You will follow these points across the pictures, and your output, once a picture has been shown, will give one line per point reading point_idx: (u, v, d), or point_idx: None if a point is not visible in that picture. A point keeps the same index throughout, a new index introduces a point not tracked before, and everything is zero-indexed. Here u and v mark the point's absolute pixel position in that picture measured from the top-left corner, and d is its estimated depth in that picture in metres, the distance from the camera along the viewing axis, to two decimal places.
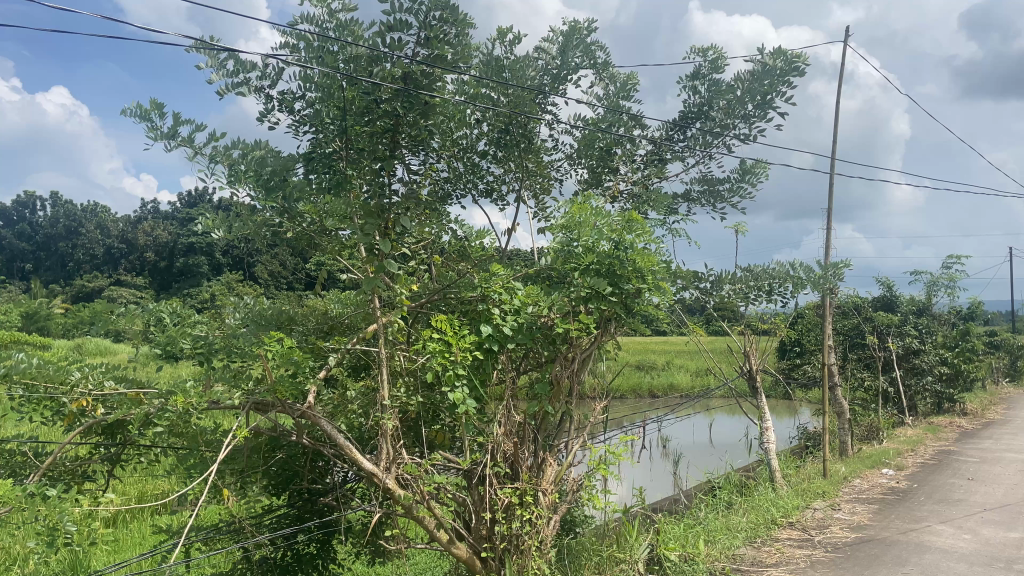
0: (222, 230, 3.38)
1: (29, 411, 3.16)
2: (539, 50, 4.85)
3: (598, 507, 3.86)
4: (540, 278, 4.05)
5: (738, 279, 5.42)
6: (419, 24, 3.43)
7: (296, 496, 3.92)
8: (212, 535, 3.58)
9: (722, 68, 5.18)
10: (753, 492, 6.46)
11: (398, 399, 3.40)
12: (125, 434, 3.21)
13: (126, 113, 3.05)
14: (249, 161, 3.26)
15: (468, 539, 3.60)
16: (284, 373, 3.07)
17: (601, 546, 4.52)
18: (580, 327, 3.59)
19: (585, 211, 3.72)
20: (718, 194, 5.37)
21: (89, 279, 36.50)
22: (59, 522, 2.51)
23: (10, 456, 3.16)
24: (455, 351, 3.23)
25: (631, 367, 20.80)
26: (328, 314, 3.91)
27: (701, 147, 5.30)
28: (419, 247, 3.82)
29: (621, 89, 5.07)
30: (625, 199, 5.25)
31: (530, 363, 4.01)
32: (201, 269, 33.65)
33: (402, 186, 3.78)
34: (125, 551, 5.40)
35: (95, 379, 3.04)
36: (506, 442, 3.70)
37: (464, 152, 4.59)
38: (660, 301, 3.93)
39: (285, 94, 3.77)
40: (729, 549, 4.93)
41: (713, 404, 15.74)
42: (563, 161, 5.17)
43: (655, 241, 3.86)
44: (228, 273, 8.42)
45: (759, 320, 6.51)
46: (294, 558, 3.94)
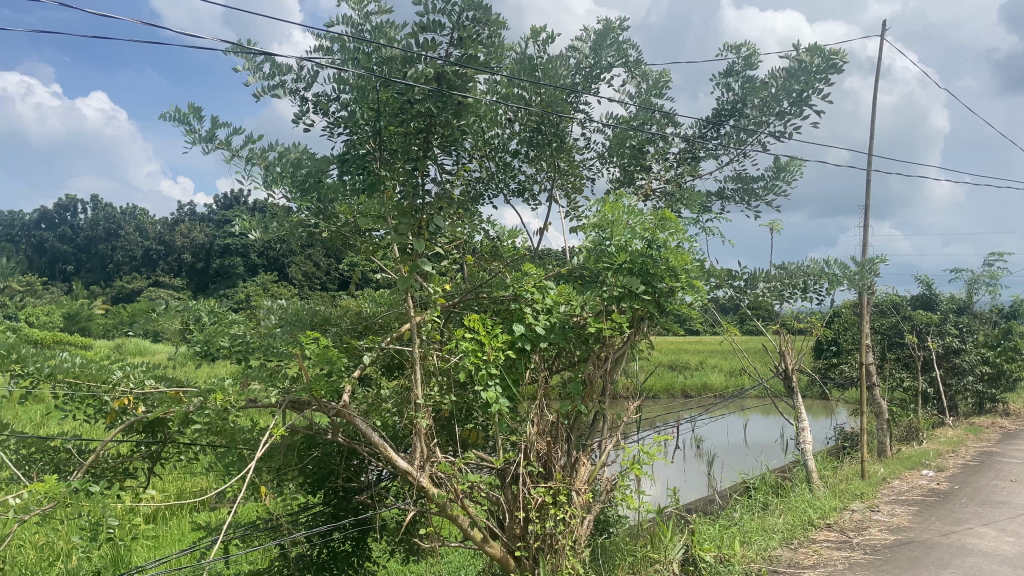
0: (258, 231, 3.43)
1: (72, 409, 3.25)
2: (571, 48, 4.84)
3: (633, 507, 3.83)
4: (572, 278, 4.04)
5: (773, 277, 5.35)
6: (453, 24, 3.44)
7: (331, 494, 3.96)
8: (251, 531, 3.65)
9: (756, 65, 5.12)
10: (789, 493, 6.38)
11: (432, 398, 3.44)
12: (165, 431, 3.30)
13: (165, 116, 3.12)
14: (285, 163, 3.38)
15: (502, 537, 3.62)
16: (320, 372, 3.11)
17: (635, 546, 4.50)
18: (613, 327, 3.57)
19: (618, 209, 3.70)
20: (752, 192, 5.31)
21: (129, 279, 37.26)
22: (102, 517, 2.57)
23: (54, 453, 3.26)
24: (488, 350, 3.23)
25: (664, 367, 20.67)
26: (362, 314, 3.92)
27: (736, 145, 5.24)
28: (452, 246, 3.89)
29: (653, 86, 5.02)
30: (658, 197, 5.22)
31: (563, 363, 4.02)
32: (237, 270, 34.12)
33: (435, 186, 3.79)
34: (166, 546, 5.52)
35: (136, 378, 3.11)
36: (540, 442, 3.70)
37: (496, 152, 4.60)
38: (694, 300, 3.90)
39: (319, 97, 3.80)
40: (765, 551, 4.89)
41: (747, 404, 15.59)
42: (595, 160, 5.14)
43: (689, 241, 3.84)
44: (261, 276, 8.75)
45: (794, 319, 6.44)
46: (329, 556, 3.98)
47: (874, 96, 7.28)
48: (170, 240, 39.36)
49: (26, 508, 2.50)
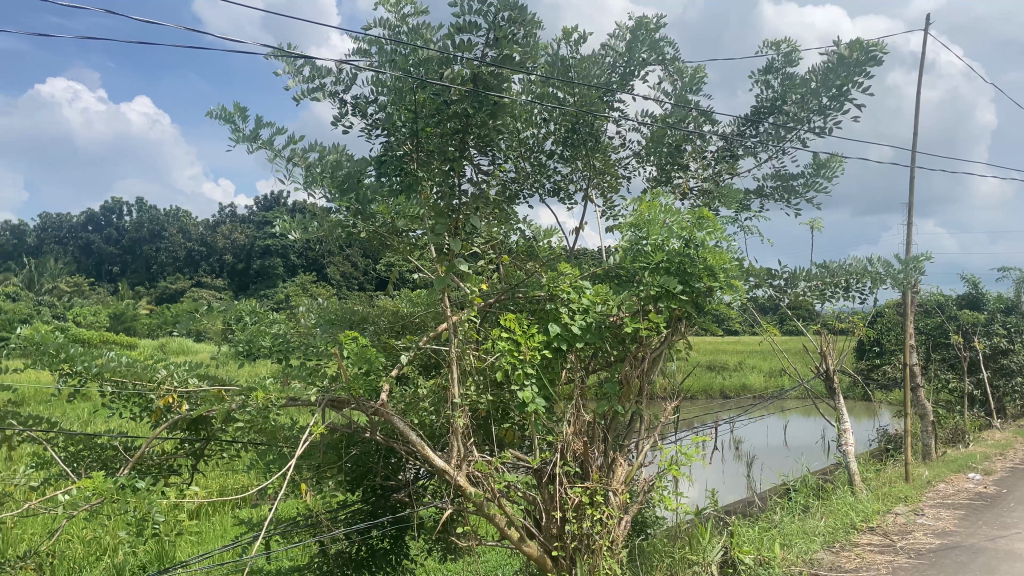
0: (298, 232, 3.47)
1: (119, 406, 3.32)
2: (607, 46, 4.81)
3: (670, 509, 3.80)
4: (608, 278, 4.02)
5: (814, 276, 5.25)
6: (489, 24, 3.45)
7: (369, 492, 3.99)
8: (292, 528, 3.71)
9: (796, 61, 5.05)
10: (831, 495, 6.28)
11: (469, 397, 3.46)
12: (208, 429, 3.34)
13: (209, 117, 3.17)
14: (324, 164, 3.40)
15: (539, 537, 3.62)
16: (358, 371, 3.14)
17: (673, 547, 4.47)
18: (650, 327, 3.55)
19: (654, 208, 3.68)
20: (792, 189, 5.23)
21: (172, 280, 38.11)
22: (148, 512, 2.64)
23: (102, 450, 3.33)
24: (524, 349, 3.24)
25: (702, 366, 20.46)
26: (399, 314, 3.96)
27: (775, 142, 5.16)
28: (488, 246, 3.90)
29: (690, 83, 4.96)
30: (696, 196, 5.16)
31: (599, 363, 3.99)
32: (277, 271, 34.63)
33: (471, 186, 3.80)
34: (209, 542, 5.62)
35: (180, 377, 3.17)
36: (576, 442, 3.70)
37: (532, 152, 4.59)
38: (732, 300, 3.86)
39: (358, 99, 3.84)
40: (806, 554, 4.81)
41: (787, 404, 15.38)
42: (632, 159, 5.09)
43: (727, 240, 3.80)
44: (300, 276, 8.97)
45: (836, 318, 6.32)
46: (368, 553, 4.02)
47: (918, 91, 7.10)
48: (211, 241, 40.07)
49: (76, 503, 2.57)
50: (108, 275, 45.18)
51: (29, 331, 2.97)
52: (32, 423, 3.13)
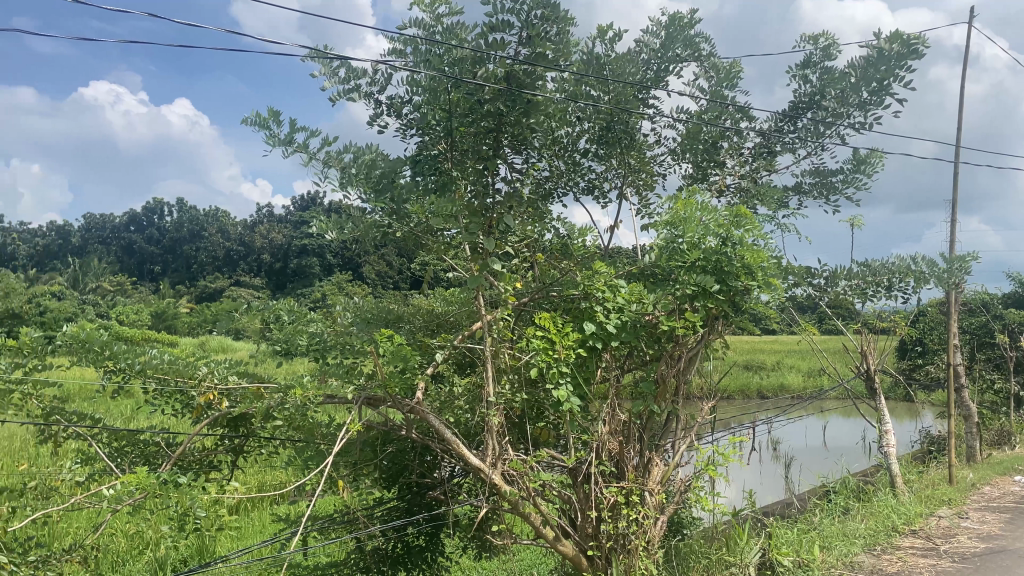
0: (334, 232, 3.51)
1: (161, 403, 3.38)
2: (641, 43, 4.78)
3: (707, 509, 3.76)
4: (644, 276, 3.98)
5: (855, 275, 5.15)
6: (521, 23, 3.45)
7: (405, 490, 4.01)
8: (329, 524, 3.76)
9: (835, 55, 4.96)
10: (872, 497, 6.17)
11: (504, 396, 3.46)
12: (247, 426, 3.39)
13: (246, 121, 3.21)
14: (359, 165, 3.42)
15: (574, 537, 3.61)
16: (394, 369, 3.17)
17: (710, 549, 4.43)
18: (686, 325, 3.51)
19: (690, 206, 3.65)
20: (831, 186, 5.14)
21: (211, 279, 38.75)
22: (189, 507, 2.69)
23: (145, 445, 3.40)
24: (558, 349, 3.23)
25: (739, 366, 20.21)
26: (434, 313, 3.97)
27: (814, 138, 5.08)
28: (522, 245, 3.89)
29: (725, 79, 4.88)
30: (732, 193, 5.07)
31: (634, 362, 3.96)
32: (314, 270, 35.02)
33: (505, 185, 3.80)
34: (249, 537, 5.70)
35: (221, 374, 3.21)
36: (612, 441, 3.68)
37: (566, 150, 4.55)
38: (770, 299, 3.81)
39: (393, 99, 3.85)
40: (846, 557, 4.73)
41: (827, 405, 15.13)
42: (667, 156, 5.03)
43: (765, 238, 3.74)
44: (337, 275, 9.13)
45: (877, 317, 6.20)
46: (404, 549, 4.04)
47: (963, 84, 6.94)
48: (250, 241, 40.63)
49: (120, 498, 2.64)
50: (149, 275, 46.02)
51: (74, 329, 3.05)
52: (76, 419, 3.22)
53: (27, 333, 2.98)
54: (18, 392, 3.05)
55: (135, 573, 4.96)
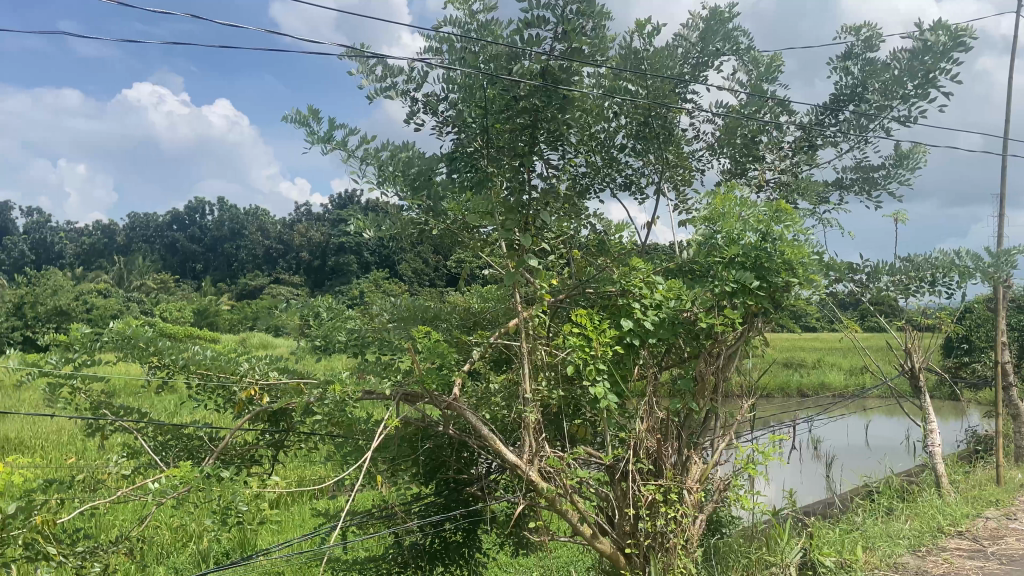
0: (372, 230, 3.53)
1: (204, 398, 3.43)
2: (679, 37, 4.72)
3: (747, 508, 3.71)
4: (682, 273, 3.91)
5: (897, 270, 5.08)
6: (557, 18, 3.43)
7: (443, 485, 4.00)
8: (368, 519, 3.79)
9: (877, 47, 4.86)
10: (916, 497, 6.04)
11: (540, 393, 3.45)
12: (288, 421, 3.44)
13: (286, 120, 3.25)
14: (397, 163, 3.39)
15: (612, 535, 3.60)
16: (430, 366, 3.19)
17: (750, 548, 4.39)
18: (726, 322, 3.46)
19: (729, 201, 3.59)
20: (873, 181, 5.04)
21: (251, 277, 39.35)
22: (231, 501, 2.75)
23: (188, 439, 3.46)
24: (595, 345, 3.21)
25: (778, 363, 19.93)
26: (471, 310, 3.97)
27: (856, 132, 4.97)
28: (558, 242, 3.87)
29: (765, 72, 4.80)
30: (773, 188, 4.98)
31: (672, 359, 3.91)
32: (351, 268, 35.34)
33: (541, 182, 3.79)
34: (289, 531, 5.77)
35: (262, 370, 3.26)
36: (649, 438, 3.65)
37: (603, 146, 4.50)
38: (810, 295, 3.76)
39: (429, 96, 3.85)
40: (890, 558, 4.64)
41: (869, 404, 14.85)
42: (704, 151, 4.95)
43: (805, 232, 3.67)
44: (374, 272, 9.22)
45: (922, 314, 6.07)
46: (441, 545, 4.04)
47: (1011, 75, 6.76)
48: (288, 239, 41.12)
49: (164, 492, 2.69)
50: (191, 273, 46.87)
51: (120, 325, 3.12)
52: (123, 414, 3.29)
53: (76, 330, 3.07)
54: (68, 387, 3.14)
55: (179, 565, 5.05)
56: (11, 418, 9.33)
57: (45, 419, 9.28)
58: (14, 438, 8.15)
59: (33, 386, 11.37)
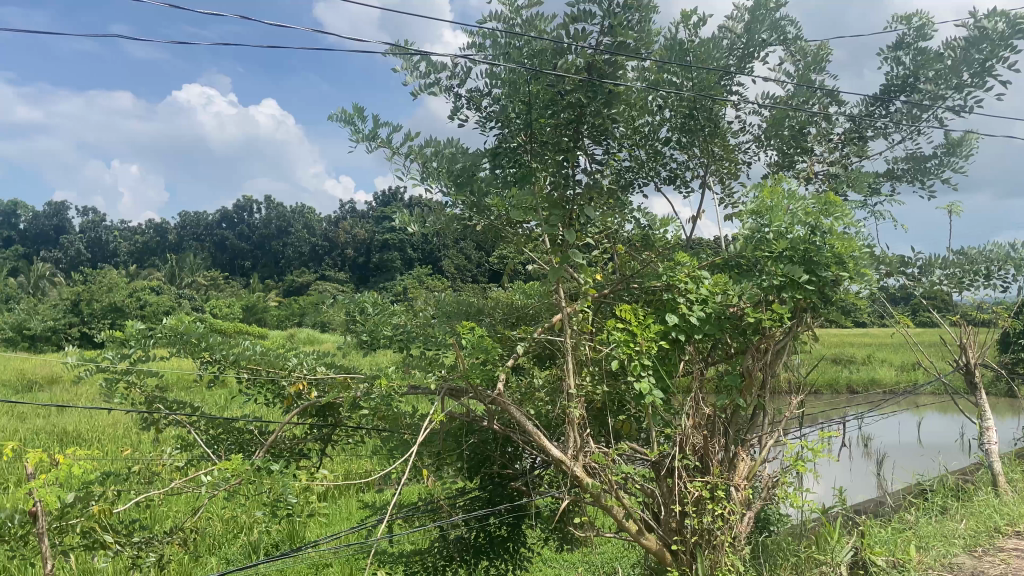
0: (416, 226, 3.56)
1: (255, 393, 3.50)
2: (724, 28, 4.64)
3: (796, 507, 3.60)
4: (728, 267, 3.86)
5: (950, 263, 4.92)
6: (603, 12, 3.40)
7: (487, 480, 4.03)
8: (414, 512, 3.85)
9: (930, 35, 4.72)
10: (972, 496, 5.87)
11: (585, 388, 3.44)
12: (335, 416, 3.49)
13: (332, 118, 3.29)
14: (441, 159, 3.42)
15: (657, 531, 3.58)
16: (474, 361, 3.20)
17: (799, 546, 4.32)
18: (774, 317, 3.40)
19: (777, 194, 3.52)
20: (926, 172, 4.90)
21: (297, 274, 39.99)
22: (281, 494, 2.81)
23: (239, 433, 3.53)
24: (640, 341, 3.18)
25: (827, 359, 19.59)
26: (514, 306, 3.98)
27: (908, 122, 4.85)
28: (602, 236, 3.86)
29: (813, 62, 4.70)
30: (821, 180, 4.87)
31: (719, 355, 3.87)
32: (395, 264, 35.66)
33: (585, 177, 3.77)
34: (336, 523, 5.87)
35: (309, 365, 3.31)
36: (695, 435, 3.62)
37: (647, 139, 4.45)
38: (861, 290, 3.67)
39: (473, 92, 3.85)
40: (945, 557, 4.52)
41: (922, 401, 14.50)
42: (751, 143, 4.86)
43: (856, 226, 3.58)
44: (419, 268, 9.31)
45: (978, 309, 5.89)
46: (486, 539, 4.06)
47: None
48: (333, 237, 41.67)
49: (216, 484, 2.75)
50: (239, 270, 47.79)
51: (172, 321, 3.20)
52: (176, 408, 3.38)
53: (131, 326, 3.16)
54: (124, 381, 3.23)
55: (231, 555, 5.18)
56: (70, 411, 9.63)
57: (104, 412, 9.57)
58: (73, 431, 8.42)
59: (91, 380, 11.76)
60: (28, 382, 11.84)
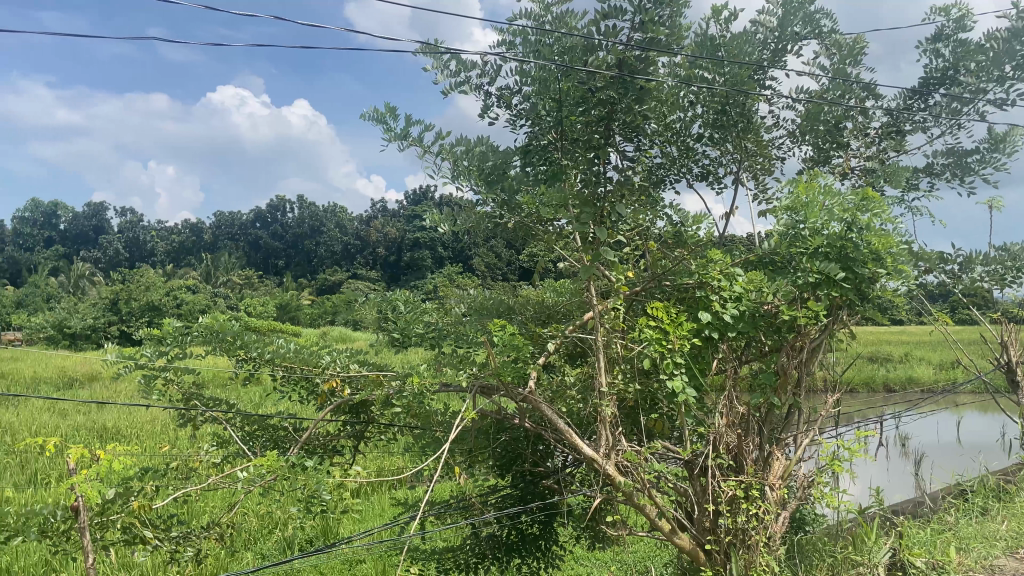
0: (447, 224, 3.58)
1: (289, 390, 3.54)
2: (757, 22, 4.57)
3: (832, 508, 3.54)
4: (762, 264, 3.82)
5: (992, 259, 4.81)
6: (634, 8, 3.38)
7: (519, 478, 4.02)
8: (446, 509, 3.86)
9: (970, 27, 4.62)
10: (1015, 497, 5.74)
11: (617, 386, 3.42)
12: (368, 413, 3.51)
13: (364, 117, 3.31)
14: (471, 157, 3.45)
15: (691, 530, 3.56)
16: (506, 359, 3.20)
17: (835, 547, 4.26)
18: (810, 314, 3.35)
19: (812, 189, 3.46)
20: (966, 166, 4.80)
21: (329, 273, 40.36)
22: (315, 490, 2.83)
23: (274, 430, 3.57)
24: (672, 339, 3.16)
25: (863, 357, 19.26)
26: (545, 304, 3.97)
27: (947, 116, 4.75)
28: (634, 233, 3.83)
29: (849, 55, 4.62)
30: (858, 175, 4.79)
31: (752, 354, 3.84)
32: (426, 263, 35.80)
33: (616, 174, 3.76)
34: (369, 520, 5.92)
35: (343, 363, 3.33)
36: (729, 434, 3.59)
37: (678, 135, 4.41)
38: (899, 287, 3.60)
39: (503, 90, 3.85)
40: (987, 560, 4.42)
41: (961, 399, 14.21)
42: (785, 139, 4.79)
43: (894, 221, 3.51)
44: (450, 265, 9.37)
45: (1020, 306, 5.75)
46: (518, 537, 4.04)
47: None
48: (364, 236, 41.98)
49: (252, 480, 2.78)
50: (273, 269, 48.34)
51: (208, 320, 3.25)
52: (213, 405, 3.43)
53: (168, 324, 3.22)
54: (162, 379, 3.28)
55: (266, 550, 5.25)
56: (110, 407, 9.82)
57: (141, 408, 9.77)
58: (112, 428, 8.58)
59: (129, 377, 12.02)
60: (69, 379, 12.08)
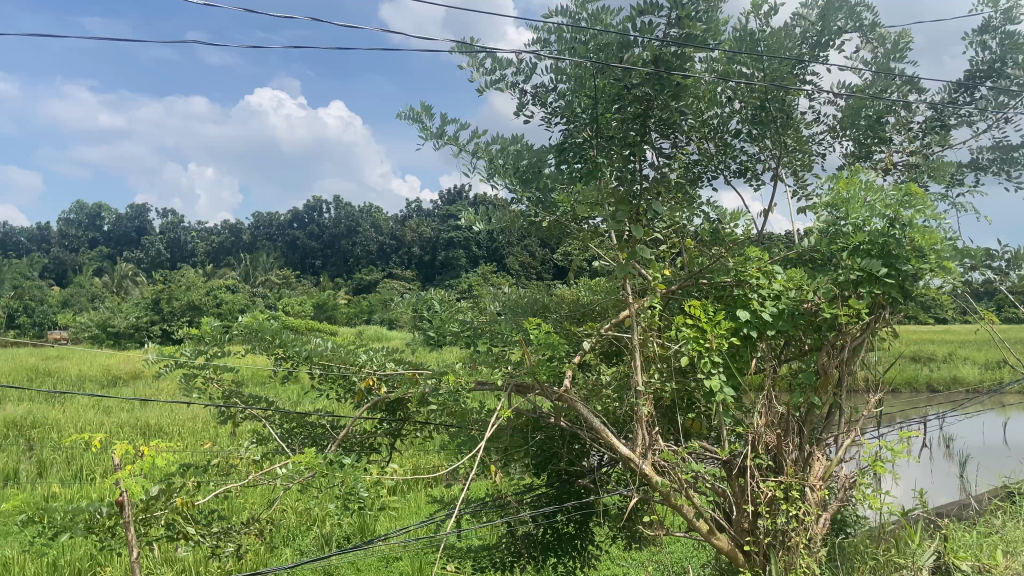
0: (483, 223, 3.58)
1: (326, 388, 3.57)
2: (797, 16, 4.50)
3: (875, 510, 3.47)
4: (802, 262, 3.76)
5: None
6: (671, 4, 3.34)
7: (555, 477, 4.02)
8: (481, 507, 3.87)
9: (1018, 18, 4.50)
10: None
11: (653, 385, 3.40)
12: (404, 411, 3.52)
13: (401, 117, 3.33)
14: (507, 155, 3.45)
15: (729, 531, 3.52)
16: (541, 358, 3.19)
17: (878, 550, 4.17)
18: (851, 313, 3.29)
19: (854, 185, 3.40)
20: (1013, 161, 4.67)
21: (365, 273, 40.72)
22: (353, 487, 2.84)
23: (313, 427, 3.61)
24: (710, 338, 3.12)
25: (905, 356, 18.91)
26: (580, 302, 3.96)
27: (993, 109, 4.64)
28: (670, 230, 3.80)
29: (891, 49, 4.53)
30: (901, 171, 4.68)
31: (792, 352, 3.79)
32: (461, 262, 35.95)
33: (653, 171, 3.73)
34: (405, 518, 5.94)
35: (379, 361, 3.35)
36: (768, 434, 3.54)
37: (715, 132, 4.36)
38: (943, 284, 3.52)
39: (538, 88, 3.84)
40: None
41: (1008, 399, 13.87)
42: (825, 134, 4.70)
43: (938, 217, 3.43)
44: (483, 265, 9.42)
45: None
46: (554, 536, 4.04)
47: None
48: (400, 236, 42.29)
49: (291, 476, 2.80)
50: (309, 269, 48.88)
51: (247, 319, 3.30)
52: (252, 402, 3.48)
53: (208, 323, 3.26)
54: (202, 376, 3.33)
55: (304, 547, 5.31)
56: (152, 405, 9.99)
57: (183, 407, 9.93)
58: (154, 425, 8.75)
59: (171, 376, 12.23)
60: (112, 377, 12.33)
